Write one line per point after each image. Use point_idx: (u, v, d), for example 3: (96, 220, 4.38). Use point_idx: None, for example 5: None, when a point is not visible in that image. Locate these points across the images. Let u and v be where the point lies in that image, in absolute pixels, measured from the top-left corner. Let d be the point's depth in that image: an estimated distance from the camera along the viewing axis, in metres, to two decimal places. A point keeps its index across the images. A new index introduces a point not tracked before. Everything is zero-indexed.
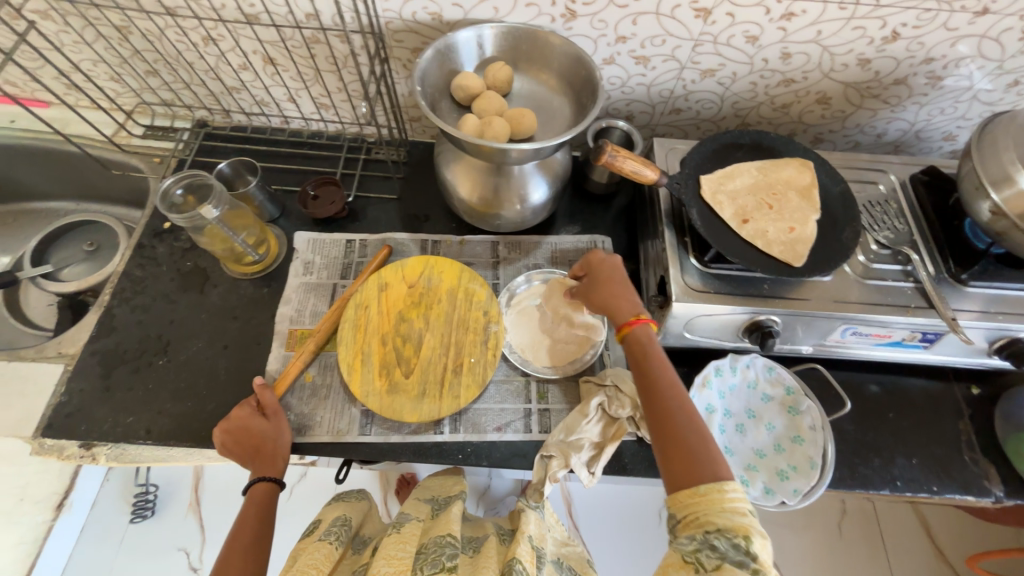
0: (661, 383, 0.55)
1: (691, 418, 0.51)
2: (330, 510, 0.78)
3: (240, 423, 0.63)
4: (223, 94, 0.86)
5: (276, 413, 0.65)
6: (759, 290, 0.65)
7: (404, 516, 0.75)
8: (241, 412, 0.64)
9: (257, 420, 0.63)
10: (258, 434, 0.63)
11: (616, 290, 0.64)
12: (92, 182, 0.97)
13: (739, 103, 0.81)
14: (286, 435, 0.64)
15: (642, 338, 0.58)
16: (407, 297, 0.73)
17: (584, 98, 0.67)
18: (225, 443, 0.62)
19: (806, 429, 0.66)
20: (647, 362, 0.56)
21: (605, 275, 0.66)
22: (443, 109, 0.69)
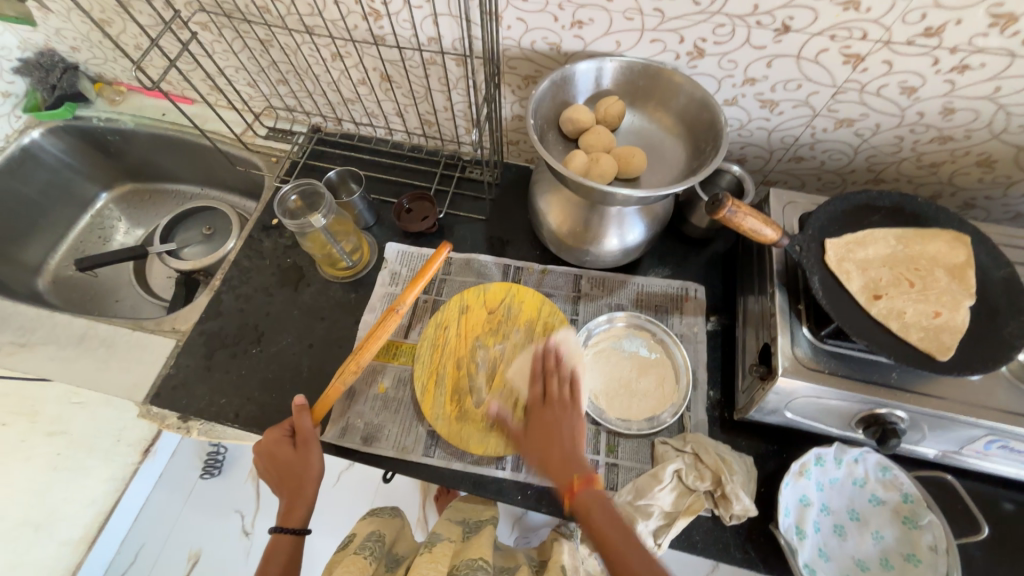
0: (614, 539, 0.50)
1: (646, 562, 0.48)
2: (365, 524, 0.77)
3: (272, 450, 0.64)
4: (339, 104, 0.92)
5: (306, 445, 0.63)
6: (885, 379, 0.57)
7: (436, 535, 0.70)
8: (274, 436, 0.64)
9: (285, 450, 0.63)
10: (287, 465, 0.62)
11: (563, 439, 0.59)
12: (217, 172, 1.07)
13: (876, 157, 0.72)
14: (313, 469, 0.62)
15: (589, 495, 0.53)
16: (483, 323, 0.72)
17: (702, 143, 0.62)
18: (264, 468, 0.64)
19: (924, 548, 0.56)
20: (595, 515, 0.52)
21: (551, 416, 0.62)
22: (550, 140, 0.67)
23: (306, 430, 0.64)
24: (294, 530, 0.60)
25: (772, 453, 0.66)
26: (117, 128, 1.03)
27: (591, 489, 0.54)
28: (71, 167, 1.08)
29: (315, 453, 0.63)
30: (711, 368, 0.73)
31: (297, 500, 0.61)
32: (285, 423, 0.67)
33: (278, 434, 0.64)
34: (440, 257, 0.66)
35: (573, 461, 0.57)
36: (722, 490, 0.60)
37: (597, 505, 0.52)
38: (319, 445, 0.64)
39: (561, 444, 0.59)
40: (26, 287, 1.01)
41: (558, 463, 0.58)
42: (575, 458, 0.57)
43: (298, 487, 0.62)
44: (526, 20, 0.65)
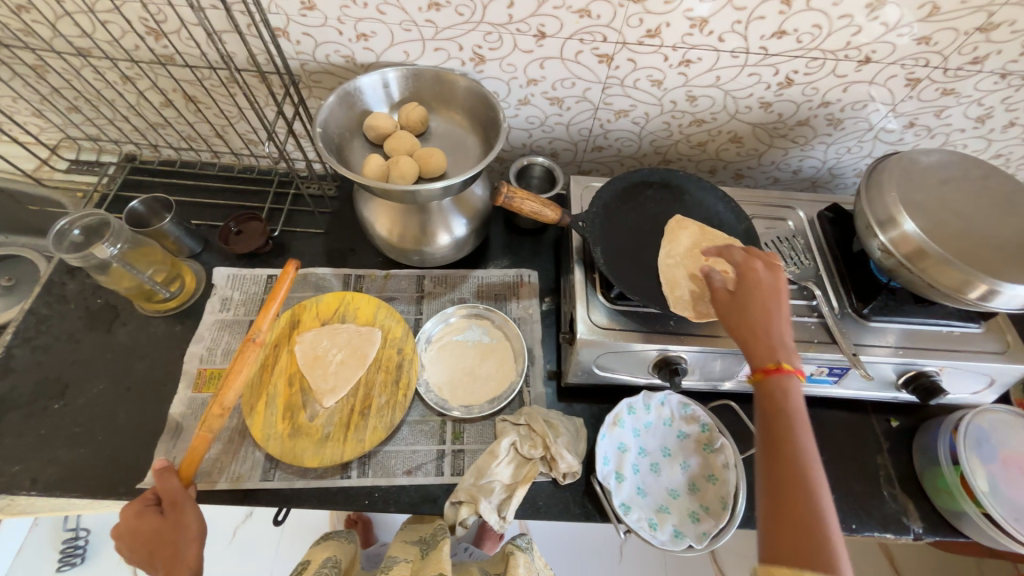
0: (792, 435, 0.44)
1: (811, 474, 0.42)
2: (319, 550, 0.78)
3: (132, 525, 0.55)
4: (149, 129, 0.86)
5: (176, 512, 0.56)
6: (665, 327, 0.65)
7: (393, 559, 0.73)
8: (134, 511, 0.55)
9: (154, 519, 0.55)
10: (156, 533, 0.55)
11: (759, 318, 0.50)
12: (16, 215, 0.95)
13: (657, 141, 0.83)
14: (193, 527, 0.56)
15: (776, 383, 0.47)
16: (310, 331, 0.71)
17: (492, 137, 0.68)
18: (125, 550, 0.54)
19: (719, 468, 0.66)
20: (778, 406, 0.46)
21: (746, 296, 0.51)
22: (355, 149, 0.69)
23: (170, 498, 0.56)
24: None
25: (602, 412, 0.73)
26: None
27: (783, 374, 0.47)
28: None
29: (188, 515, 0.56)
30: (547, 344, 0.79)
31: (174, 570, 0.54)
32: (146, 492, 0.58)
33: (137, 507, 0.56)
34: (287, 278, 0.63)
35: (761, 328, 0.49)
36: (550, 453, 0.65)
37: (789, 400, 0.46)
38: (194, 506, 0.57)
39: (762, 319, 0.50)
40: None
41: (750, 341, 0.49)
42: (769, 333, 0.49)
43: (175, 560, 0.54)
44: (311, 34, 0.67)
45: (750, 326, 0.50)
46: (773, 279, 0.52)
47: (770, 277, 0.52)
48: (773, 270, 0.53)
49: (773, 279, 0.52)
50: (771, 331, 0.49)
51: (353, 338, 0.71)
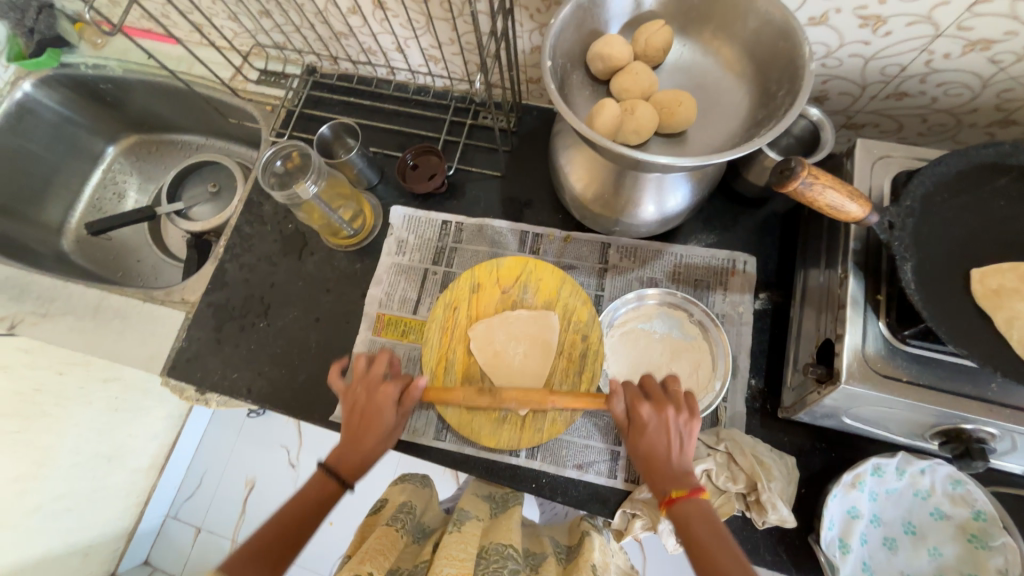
0: (722, 561, 0.42)
1: (742, 566, 0.42)
2: (396, 491, 0.66)
3: (372, 399, 0.57)
4: (331, 39, 0.80)
5: (376, 409, 0.56)
6: (979, 391, 0.46)
7: (463, 512, 0.59)
8: (373, 366, 0.59)
9: (388, 411, 0.56)
10: (375, 412, 0.56)
11: (661, 449, 0.50)
12: (216, 122, 0.99)
13: (1012, 91, 0.54)
14: (388, 425, 0.56)
15: (691, 506, 0.46)
16: (482, 321, 0.64)
17: (773, 83, 0.49)
18: (351, 401, 0.58)
19: (991, 572, 0.50)
20: (696, 530, 0.45)
21: (642, 420, 0.51)
22: (574, 84, 0.54)
23: (390, 392, 0.57)
24: (339, 477, 0.54)
25: (817, 450, 0.60)
26: (108, 76, 0.95)
27: (697, 500, 0.46)
28: (72, 121, 1.00)
29: (390, 414, 0.56)
30: (756, 354, 0.64)
31: (360, 453, 0.55)
32: (394, 375, 0.59)
33: (369, 365, 0.60)
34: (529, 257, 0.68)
35: (661, 472, 0.49)
36: (756, 496, 0.54)
37: (698, 519, 0.45)
38: (401, 411, 0.58)
39: (659, 445, 0.50)
40: (50, 246, 0.97)
41: (649, 472, 0.50)
42: (668, 459, 0.49)
43: (360, 429, 0.56)
44: None
45: (648, 447, 0.50)
46: (659, 419, 0.51)
47: (656, 420, 0.51)
48: (662, 412, 0.51)
49: (662, 414, 0.51)
50: (671, 465, 0.49)
51: (529, 335, 0.63)
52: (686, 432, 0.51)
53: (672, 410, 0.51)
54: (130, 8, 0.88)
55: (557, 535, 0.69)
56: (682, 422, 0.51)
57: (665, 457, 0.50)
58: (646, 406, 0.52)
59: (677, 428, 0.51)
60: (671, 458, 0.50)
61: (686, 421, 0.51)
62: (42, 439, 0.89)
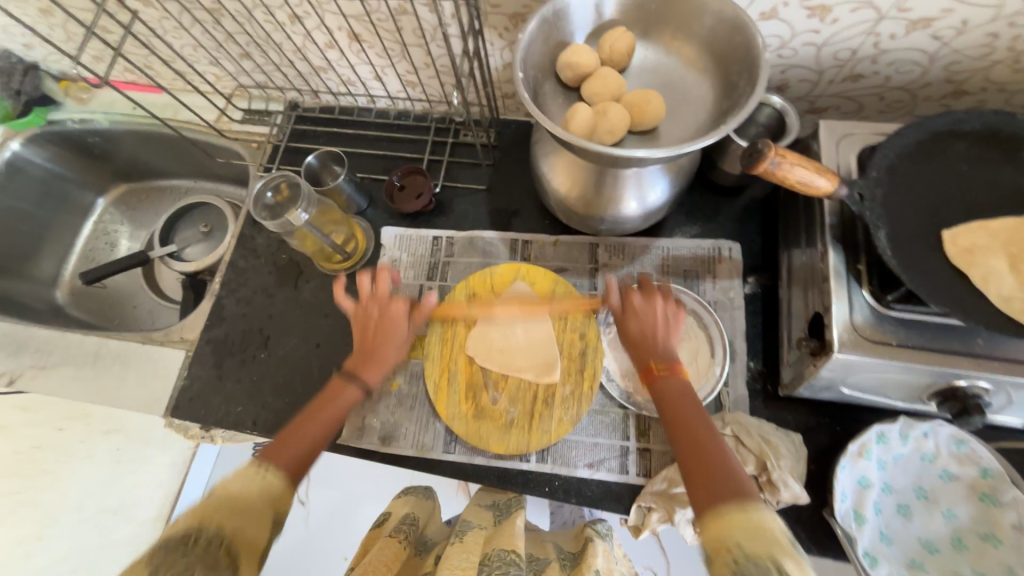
0: (695, 420, 0.46)
1: (723, 447, 0.43)
2: (399, 504, 0.65)
3: (376, 300, 0.59)
4: (311, 74, 0.83)
5: (391, 321, 0.58)
6: (967, 347, 0.47)
7: (464, 522, 0.57)
8: (377, 285, 0.60)
9: (393, 308, 0.59)
10: (379, 322, 0.58)
11: (652, 333, 0.52)
12: (204, 164, 1.01)
13: (958, 63, 0.57)
14: (400, 333, 0.58)
15: (672, 383, 0.49)
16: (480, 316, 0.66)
17: (733, 74, 0.51)
18: (358, 309, 0.60)
19: (1006, 528, 0.50)
20: (673, 401, 0.48)
21: (633, 305, 0.54)
22: (547, 94, 0.57)
23: (400, 306, 0.59)
24: (360, 379, 0.55)
25: (822, 425, 0.60)
26: (95, 129, 0.97)
27: (676, 378, 0.49)
28: (62, 176, 1.01)
29: (404, 327, 0.59)
30: (751, 337, 0.65)
31: (374, 361, 0.56)
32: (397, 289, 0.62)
33: (375, 285, 0.61)
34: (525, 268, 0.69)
35: (652, 343, 0.52)
36: (767, 476, 0.54)
37: (681, 397, 0.48)
38: (412, 325, 0.60)
39: (649, 326, 0.53)
40: (45, 301, 0.97)
41: (642, 347, 0.52)
42: (656, 342, 0.52)
43: (378, 340, 0.57)
44: None
45: (641, 329, 0.53)
46: (649, 305, 0.54)
47: (645, 305, 0.54)
48: (650, 299, 0.54)
49: (652, 304, 0.54)
50: (667, 349, 0.51)
51: (524, 313, 0.65)
52: (674, 318, 0.54)
53: (660, 298, 0.54)
54: (114, 63, 0.91)
55: (562, 540, 0.67)
56: (669, 312, 0.54)
57: (654, 336, 0.52)
58: (638, 297, 0.54)
59: (664, 315, 0.53)
60: (660, 339, 0.52)
61: (673, 310, 0.54)
62: (43, 494, 0.90)
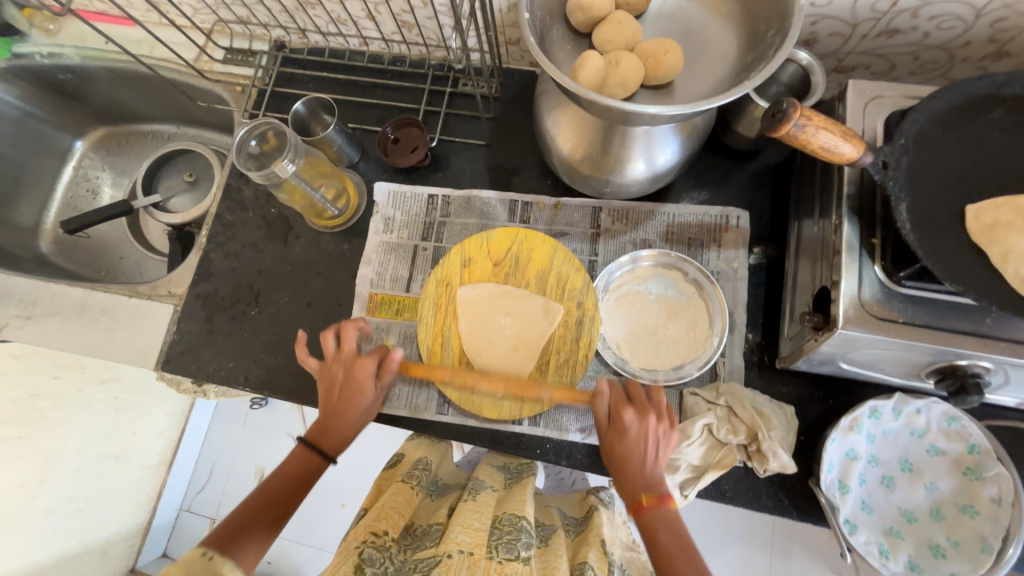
0: (676, 556, 0.46)
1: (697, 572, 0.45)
2: (414, 446, 0.63)
3: (354, 366, 0.57)
4: (297, 10, 0.75)
5: (356, 381, 0.57)
6: (974, 327, 0.46)
7: (478, 482, 0.58)
8: (342, 343, 0.59)
9: (364, 396, 0.57)
10: (341, 387, 0.57)
11: (639, 456, 0.51)
12: (186, 107, 0.94)
13: (1005, 20, 0.52)
14: (363, 408, 0.57)
15: (660, 519, 0.48)
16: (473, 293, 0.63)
17: (761, 23, 0.47)
18: (331, 370, 0.59)
19: (985, 501, 0.51)
20: (659, 532, 0.48)
21: (623, 454, 0.51)
22: (555, 39, 0.52)
23: (368, 365, 0.57)
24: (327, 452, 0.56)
25: (815, 398, 0.60)
26: (66, 65, 0.90)
27: (664, 509, 0.49)
28: (35, 117, 0.95)
29: (370, 390, 0.57)
30: (752, 309, 0.64)
31: (327, 432, 0.57)
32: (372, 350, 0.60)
33: (340, 345, 0.59)
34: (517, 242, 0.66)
35: (637, 468, 0.50)
36: (758, 446, 0.55)
37: (669, 531, 0.47)
38: (381, 385, 0.59)
39: (638, 452, 0.51)
40: (28, 249, 0.94)
41: (623, 470, 0.51)
42: (643, 470, 0.50)
43: (348, 390, 0.57)
44: None
45: (625, 454, 0.51)
46: (641, 425, 0.51)
47: (636, 425, 0.51)
48: (645, 418, 0.52)
49: (644, 424, 0.51)
50: (648, 471, 0.50)
51: (489, 294, 0.64)
52: (665, 439, 0.51)
53: (654, 417, 0.51)
54: None
55: (565, 505, 0.67)
56: (659, 434, 0.51)
57: (640, 465, 0.50)
58: (626, 433, 0.51)
59: (655, 436, 0.51)
60: (648, 465, 0.51)
61: (665, 430, 0.51)
62: (44, 443, 0.88)
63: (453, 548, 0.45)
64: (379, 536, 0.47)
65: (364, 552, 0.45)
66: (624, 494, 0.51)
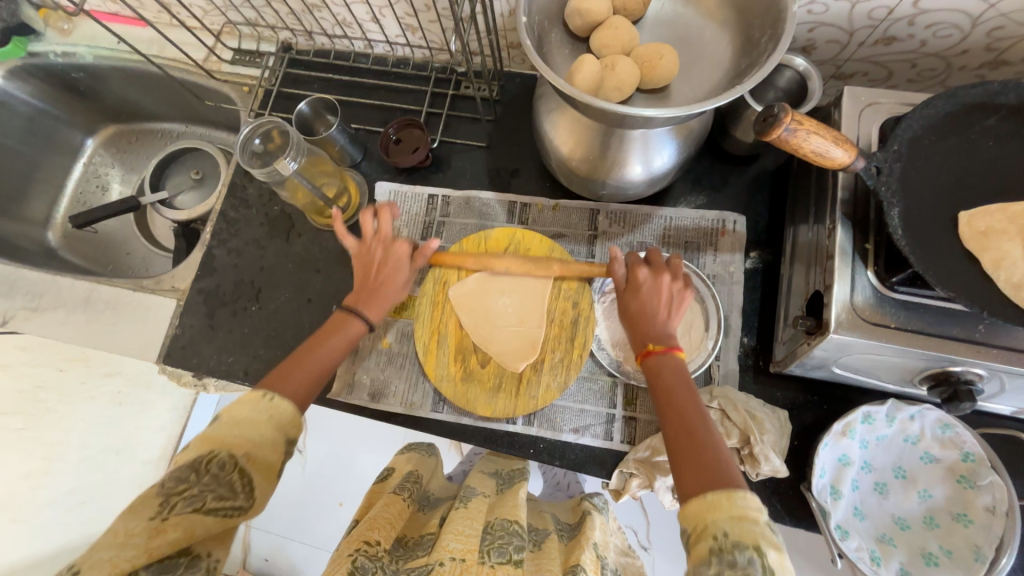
0: (685, 406, 0.44)
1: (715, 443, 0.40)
2: (404, 461, 0.66)
3: (388, 250, 0.59)
4: (304, 12, 0.77)
5: (394, 262, 0.58)
6: (967, 333, 0.46)
7: (469, 489, 0.58)
8: (381, 224, 0.60)
9: (405, 269, 0.59)
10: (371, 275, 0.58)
11: (656, 313, 0.51)
12: (195, 106, 0.96)
13: (1002, 29, 0.53)
14: (400, 283, 0.58)
15: (667, 362, 0.48)
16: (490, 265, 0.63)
17: (755, 29, 0.47)
18: (358, 249, 0.60)
19: (979, 509, 0.51)
20: (675, 391, 0.46)
21: (635, 306, 0.52)
22: (553, 43, 0.53)
23: (405, 247, 0.59)
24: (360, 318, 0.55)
25: (810, 404, 0.60)
26: (79, 64, 0.92)
27: (672, 357, 0.48)
28: (48, 114, 0.97)
29: (405, 271, 0.59)
30: (747, 313, 0.64)
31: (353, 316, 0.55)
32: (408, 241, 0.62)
33: (377, 226, 0.60)
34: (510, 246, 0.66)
35: (647, 320, 0.51)
36: (750, 450, 0.55)
37: (676, 378, 0.47)
38: (414, 269, 0.60)
39: (654, 302, 0.52)
40: (38, 243, 0.96)
41: (633, 326, 0.52)
42: (655, 319, 0.51)
43: (381, 282, 0.57)
44: None
45: (638, 305, 0.52)
46: (655, 284, 0.53)
47: (649, 282, 0.53)
48: (658, 277, 0.53)
49: (658, 286, 0.53)
50: (661, 323, 0.51)
51: (485, 280, 0.64)
52: (679, 298, 0.53)
53: (667, 277, 0.53)
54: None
55: (558, 511, 0.68)
56: (675, 291, 0.53)
57: (652, 314, 0.51)
58: (643, 286, 0.53)
59: (670, 293, 0.53)
60: (659, 317, 0.51)
61: (679, 288, 0.53)
62: (50, 434, 0.89)
63: (445, 555, 0.45)
64: (372, 546, 0.47)
65: (357, 560, 0.44)
66: (635, 346, 0.51)
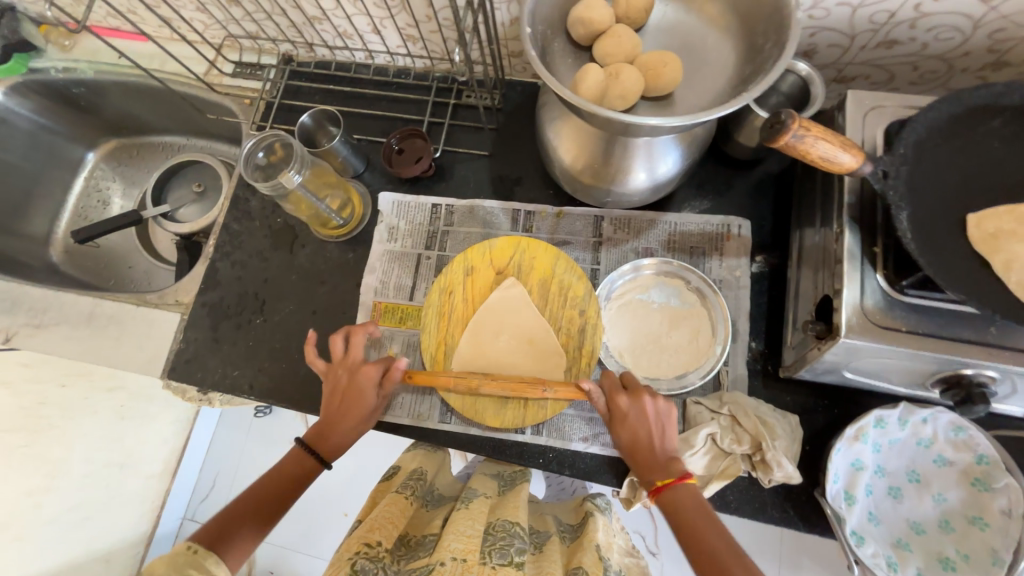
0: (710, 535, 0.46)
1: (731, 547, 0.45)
2: (409, 459, 0.65)
3: (352, 374, 0.58)
4: (305, 25, 0.77)
5: (360, 388, 0.58)
6: (979, 336, 0.46)
7: (471, 490, 0.58)
8: (351, 347, 0.60)
9: (371, 394, 0.58)
10: (341, 404, 0.58)
11: (648, 432, 0.52)
12: (196, 120, 0.96)
13: (1003, 31, 0.53)
14: (365, 410, 0.58)
15: (679, 490, 0.49)
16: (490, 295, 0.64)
17: (759, 36, 0.47)
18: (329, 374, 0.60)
19: (995, 513, 0.50)
20: (683, 512, 0.48)
21: (630, 441, 0.53)
22: (556, 52, 0.53)
23: (372, 371, 0.58)
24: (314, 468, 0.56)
25: (821, 408, 0.60)
26: (80, 79, 0.92)
27: (681, 482, 0.50)
28: (49, 129, 0.97)
29: (371, 397, 0.58)
30: (754, 318, 0.64)
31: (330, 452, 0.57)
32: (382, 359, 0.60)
33: (348, 347, 0.60)
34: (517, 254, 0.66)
35: (648, 458, 0.52)
36: (762, 456, 0.54)
37: (692, 509, 0.48)
38: (381, 392, 0.59)
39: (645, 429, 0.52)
40: (39, 259, 0.95)
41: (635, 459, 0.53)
42: (654, 451, 0.52)
43: (342, 415, 0.57)
44: None
45: (632, 435, 0.53)
46: (638, 408, 0.53)
47: (634, 409, 0.53)
48: (639, 400, 0.53)
49: (642, 408, 0.53)
50: (658, 454, 0.52)
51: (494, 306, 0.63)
52: (666, 413, 0.53)
53: (649, 398, 0.53)
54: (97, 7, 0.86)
55: (562, 512, 0.66)
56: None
57: (650, 449, 0.52)
58: (628, 418, 0.53)
59: (657, 413, 0.53)
60: (657, 448, 0.52)
61: (664, 404, 0.53)
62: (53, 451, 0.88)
63: (447, 555, 0.44)
64: (373, 547, 0.46)
65: (357, 563, 0.44)
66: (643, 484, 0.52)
